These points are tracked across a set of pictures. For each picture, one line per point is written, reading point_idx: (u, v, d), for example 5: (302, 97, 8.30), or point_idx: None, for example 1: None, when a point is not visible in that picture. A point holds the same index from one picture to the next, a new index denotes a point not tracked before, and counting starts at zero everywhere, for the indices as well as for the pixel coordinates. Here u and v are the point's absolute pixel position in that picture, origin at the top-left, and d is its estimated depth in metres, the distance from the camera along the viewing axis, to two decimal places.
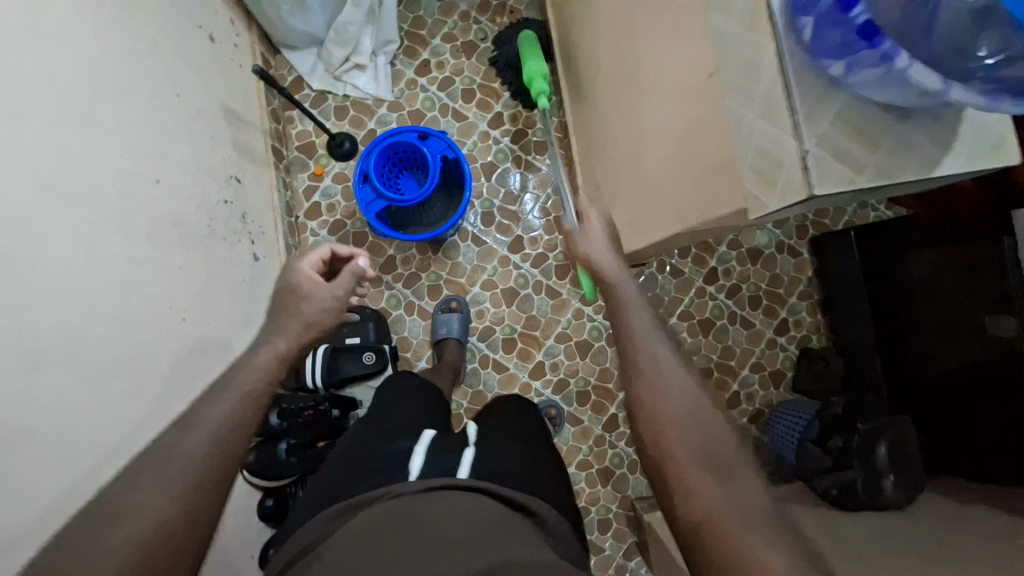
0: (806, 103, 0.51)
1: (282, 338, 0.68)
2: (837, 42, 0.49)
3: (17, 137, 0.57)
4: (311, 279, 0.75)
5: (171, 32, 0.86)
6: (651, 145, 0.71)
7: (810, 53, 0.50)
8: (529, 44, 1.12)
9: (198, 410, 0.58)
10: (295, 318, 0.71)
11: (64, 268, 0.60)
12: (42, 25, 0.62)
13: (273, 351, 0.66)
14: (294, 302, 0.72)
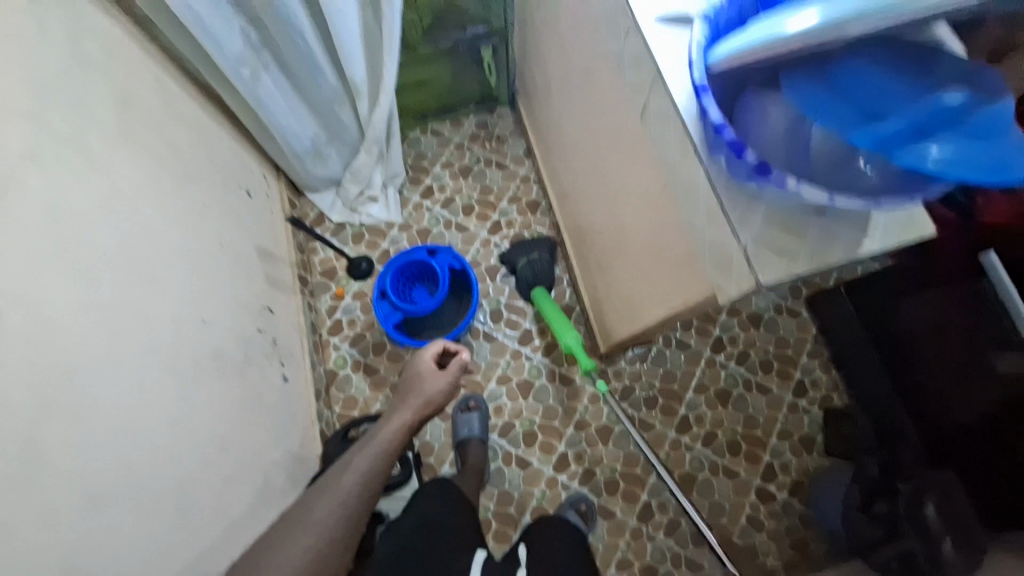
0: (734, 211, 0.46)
1: (404, 415, 0.91)
2: (736, 167, 0.45)
3: (96, 300, 0.66)
4: (428, 365, 0.99)
5: (219, 196, 1.03)
6: (630, 240, 0.81)
7: (721, 165, 0.46)
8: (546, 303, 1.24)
9: (300, 537, 0.75)
10: (418, 397, 0.94)
11: (128, 410, 0.67)
12: (123, 209, 0.75)
13: (394, 430, 0.88)
14: (418, 384, 0.97)
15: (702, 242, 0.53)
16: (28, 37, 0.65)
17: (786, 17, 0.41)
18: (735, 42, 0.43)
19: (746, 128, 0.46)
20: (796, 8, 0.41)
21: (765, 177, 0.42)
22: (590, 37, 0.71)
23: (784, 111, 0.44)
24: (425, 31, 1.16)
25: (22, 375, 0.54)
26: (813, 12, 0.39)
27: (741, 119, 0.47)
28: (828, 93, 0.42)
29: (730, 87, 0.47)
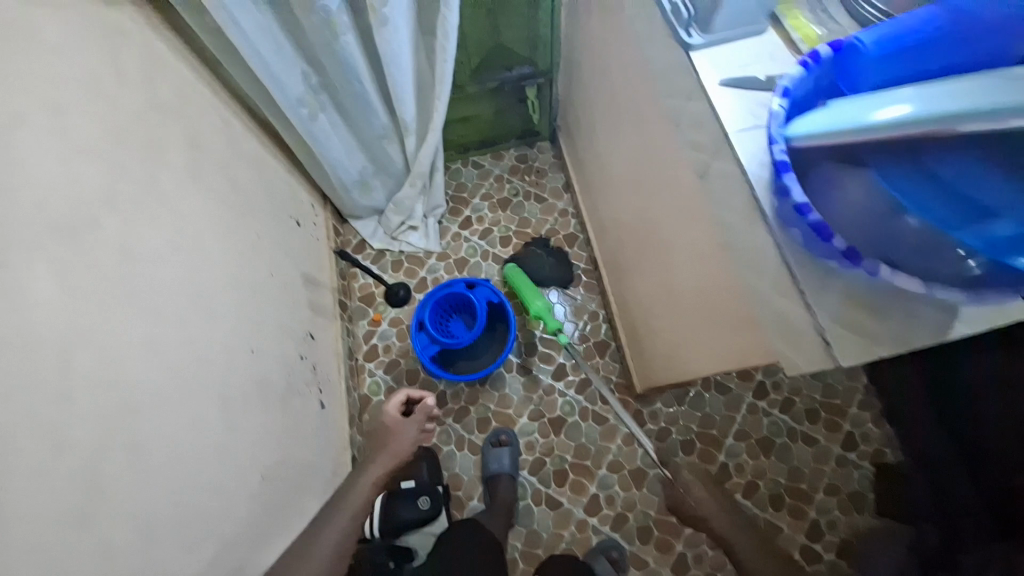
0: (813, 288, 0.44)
1: (377, 466, 0.93)
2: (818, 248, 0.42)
3: (158, 336, 0.69)
4: (394, 417, 1.03)
5: (271, 226, 1.07)
6: (680, 289, 0.79)
7: (799, 240, 0.43)
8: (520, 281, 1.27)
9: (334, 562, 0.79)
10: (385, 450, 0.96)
11: (181, 442, 0.69)
12: (187, 245, 0.78)
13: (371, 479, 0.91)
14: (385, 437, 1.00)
15: (766, 309, 0.52)
16: (115, 89, 0.69)
17: (875, 103, 0.39)
18: (815, 123, 0.41)
19: (821, 203, 0.43)
20: (884, 95, 0.39)
21: (854, 263, 0.40)
22: (643, 89, 0.72)
23: (868, 191, 0.41)
24: (473, 72, 1.19)
25: (90, 412, 0.56)
26: (906, 104, 0.37)
27: (817, 194, 0.43)
28: (921, 182, 0.40)
29: (805, 160, 0.44)
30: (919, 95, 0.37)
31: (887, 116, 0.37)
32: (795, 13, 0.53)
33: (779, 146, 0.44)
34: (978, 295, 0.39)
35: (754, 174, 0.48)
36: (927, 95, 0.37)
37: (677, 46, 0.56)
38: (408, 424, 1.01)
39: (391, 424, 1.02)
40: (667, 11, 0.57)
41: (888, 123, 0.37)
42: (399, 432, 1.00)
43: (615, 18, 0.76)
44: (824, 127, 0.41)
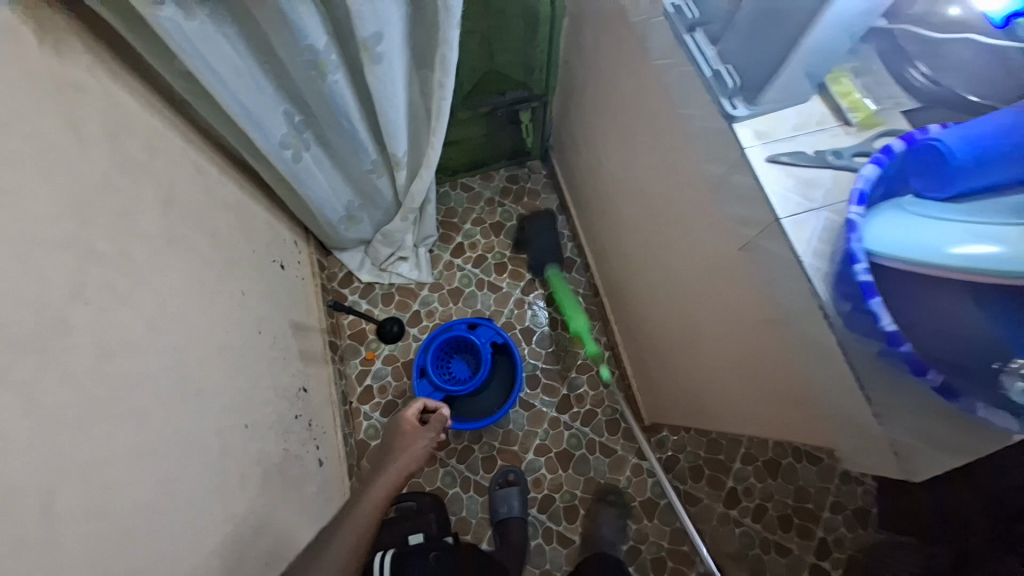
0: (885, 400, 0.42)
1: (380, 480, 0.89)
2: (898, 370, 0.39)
3: (148, 439, 0.61)
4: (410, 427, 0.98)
5: (254, 275, 0.98)
6: (704, 343, 0.75)
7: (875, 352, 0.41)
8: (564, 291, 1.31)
9: None
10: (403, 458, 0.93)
11: (180, 554, 0.62)
12: (169, 322, 0.70)
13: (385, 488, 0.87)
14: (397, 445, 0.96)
15: (823, 401, 0.49)
16: (76, 158, 0.60)
17: (961, 235, 0.36)
18: (901, 241, 0.38)
19: (904, 320, 0.38)
20: (975, 225, 0.37)
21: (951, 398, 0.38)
22: (662, 141, 0.67)
23: (967, 316, 0.37)
24: (465, 97, 1.12)
25: (77, 554, 0.49)
26: (1000, 246, 0.35)
27: (893, 306, 0.39)
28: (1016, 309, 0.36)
29: (885, 273, 0.39)
30: (1010, 236, 0.35)
31: (982, 258, 0.35)
32: (842, 77, 0.50)
33: (862, 265, 0.39)
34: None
35: (815, 275, 0.45)
36: (1016, 237, 0.35)
37: (718, 116, 0.52)
38: (422, 433, 0.96)
39: (407, 431, 0.97)
40: (708, 78, 0.53)
41: (986, 266, 0.35)
42: (412, 441, 0.96)
43: (628, 62, 0.71)
44: (915, 252, 0.37)
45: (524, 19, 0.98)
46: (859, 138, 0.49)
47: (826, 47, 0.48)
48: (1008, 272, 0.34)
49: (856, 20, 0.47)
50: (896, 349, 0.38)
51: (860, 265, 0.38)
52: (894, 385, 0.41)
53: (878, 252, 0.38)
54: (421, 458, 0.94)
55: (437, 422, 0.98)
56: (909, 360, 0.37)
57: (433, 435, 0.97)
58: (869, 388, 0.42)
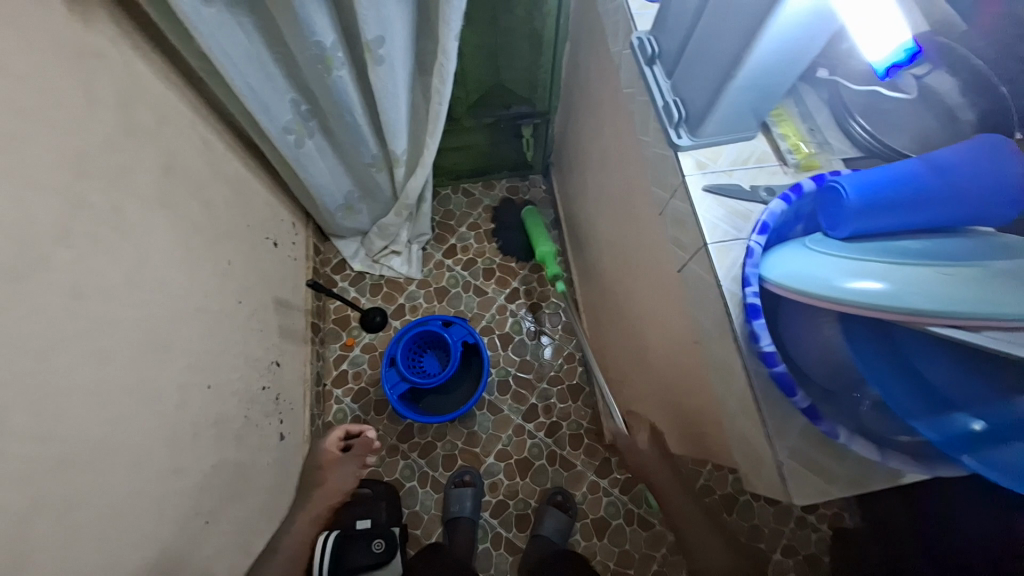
0: (775, 419, 0.44)
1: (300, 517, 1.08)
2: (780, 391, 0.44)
3: (106, 381, 0.65)
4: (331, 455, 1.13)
5: (245, 249, 1.04)
6: (653, 363, 0.77)
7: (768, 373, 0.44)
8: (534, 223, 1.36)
9: None
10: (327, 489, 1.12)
11: (120, 494, 0.65)
12: (148, 278, 0.75)
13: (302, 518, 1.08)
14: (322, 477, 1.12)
15: (731, 421, 0.51)
16: (85, 117, 0.66)
17: (847, 269, 0.39)
18: (789, 270, 0.42)
19: (794, 343, 0.45)
20: (863, 262, 0.39)
21: (816, 421, 0.41)
22: (628, 164, 0.71)
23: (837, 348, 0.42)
24: (470, 107, 1.17)
25: (19, 470, 0.52)
26: (881, 282, 0.36)
27: (786, 327, 0.45)
28: (881, 348, 0.41)
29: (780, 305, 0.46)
30: (892, 273, 0.37)
31: (855, 292, 0.37)
32: (785, 119, 0.56)
33: (752, 287, 0.45)
34: (936, 468, 0.39)
35: (729, 295, 0.47)
36: (897, 276, 0.37)
37: (666, 144, 0.56)
38: (344, 465, 1.14)
39: (329, 462, 1.13)
40: (659, 108, 0.57)
41: (860, 299, 0.36)
42: (334, 470, 1.13)
43: (608, 89, 0.76)
44: (796, 280, 0.41)
45: (530, 39, 1.03)
46: (796, 177, 0.53)
47: (763, 82, 0.49)
48: (879, 308, 0.35)
49: (792, 54, 0.46)
50: (771, 368, 0.42)
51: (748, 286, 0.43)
52: (784, 409, 0.44)
53: (768, 277, 0.43)
54: (340, 489, 1.13)
55: (359, 450, 1.14)
56: (779, 380, 0.41)
57: (357, 460, 1.15)
58: (764, 410, 0.44)
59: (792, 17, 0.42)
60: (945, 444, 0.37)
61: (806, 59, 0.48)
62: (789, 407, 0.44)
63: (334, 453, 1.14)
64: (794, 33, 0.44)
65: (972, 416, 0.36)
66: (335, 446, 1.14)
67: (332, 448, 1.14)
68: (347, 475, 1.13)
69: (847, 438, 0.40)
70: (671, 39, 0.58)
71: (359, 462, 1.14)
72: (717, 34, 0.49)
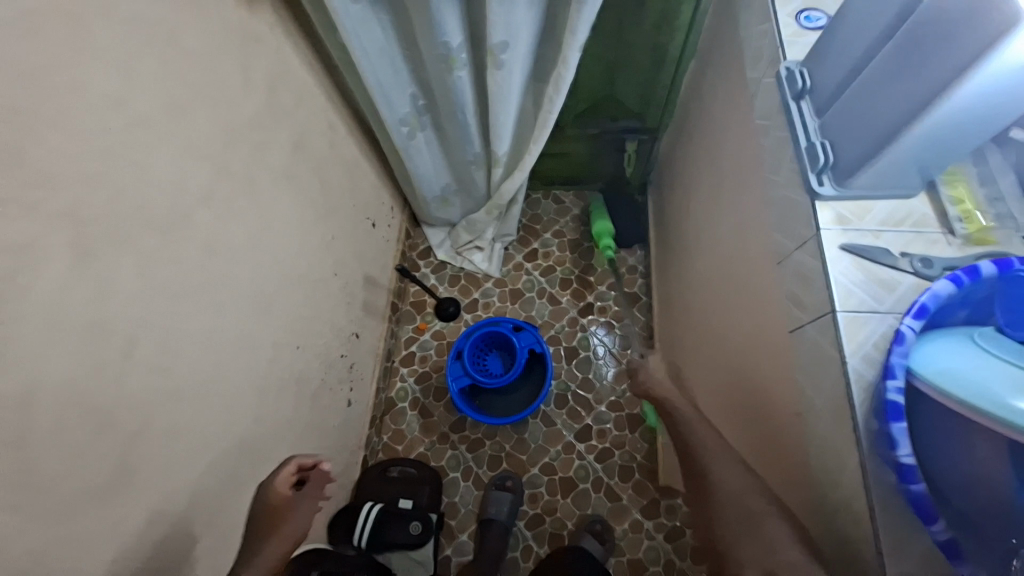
0: (890, 537, 0.38)
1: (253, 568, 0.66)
2: (904, 505, 0.38)
3: (217, 328, 0.72)
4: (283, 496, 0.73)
5: (348, 226, 1.11)
6: (737, 418, 0.70)
7: (892, 483, 0.39)
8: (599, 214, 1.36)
9: None
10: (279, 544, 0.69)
11: (211, 432, 0.72)
12: (265, 241, 0.82)
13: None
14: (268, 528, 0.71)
15: (826, 516, 0.45)
16: (239, 92, 0.74)
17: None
18: (945, 369, 0.37)
19: (931, 447, 0.40)
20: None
21: (954, 560, 0.36)
22: (746, 202, 0.65)
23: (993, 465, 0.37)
24: (577, 116, 1.15)
25: (138, 394, 0.60)
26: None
27: (925, 430, 0.40)
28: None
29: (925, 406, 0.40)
30: None
31: None
32: (958, 181, 0.48)
33: (896, 381, 0.38)
34: None
35: (856, 379, 0.42)
36: None
37: (802, 190, 0.50)
38: (302, 506, 0.73)
39: (278, 507, 0.73)
40: (801, 148, 0.51)
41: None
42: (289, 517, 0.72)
43: (736, 118, 0.70)
44: (955, 386, 0.35)
45: (653, 53, 0.99)
46: (961, 251, 0.45)
47: (947, 138, 0.42)
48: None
49: (995, 107, 0.39)
50: (907, 485, 0.36)
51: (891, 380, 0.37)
52: (904, 525, 0.38)
53: (920, 374, 0.37)
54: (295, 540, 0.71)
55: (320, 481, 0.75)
56: (915, 500, 0.36)
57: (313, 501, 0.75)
58: (879, 521, 0.39)
59: (1014, 60, 0.36)
60: None
61: (1008, 117, 0.41)
62: (910, 523, 0.38)
63: (282, 495, 0.74)
64: (1007, 80, 0.37)
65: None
66: (284, 484, 0.75)
67: (281, 489, 0.74)
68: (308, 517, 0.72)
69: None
70: (830, 73, 0.52)
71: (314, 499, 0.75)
72: (898, 73, 0.42)
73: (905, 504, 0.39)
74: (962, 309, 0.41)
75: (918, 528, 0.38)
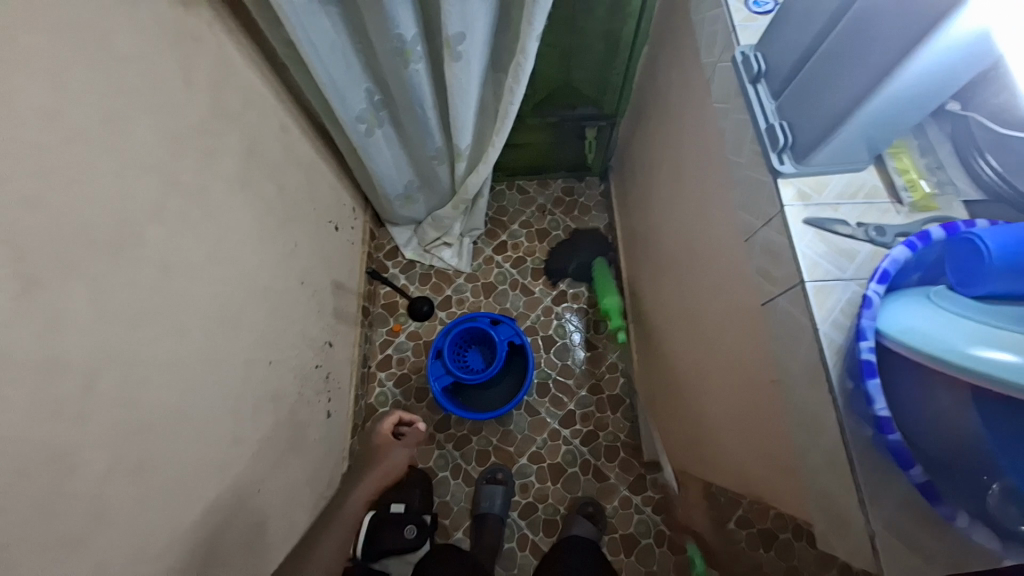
0: (872, 487, 0.42)
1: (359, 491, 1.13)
2: (886, 456, 0.41)
3: (182, 352, 0.68)
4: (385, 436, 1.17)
5: (310, 233, 1.07)
6: (714, 391, 0.74)
7: (870, 437, 0.42)
8: (602, 272, 1.34)
9: None
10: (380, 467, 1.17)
11: (186, 461, 0.68)
12: (225, 254, 0.78)
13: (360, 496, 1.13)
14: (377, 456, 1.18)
15: (808, 475, 0.48)
16: (181, 98, 0.69)
17: (980, 336, 0.37)
18: (910, 327, 0.40)
19: (902, 406, 0.44)
20: (998, 330, 0.37)
21: (933, 502, 0.39)
22: (709, 183, 0.67)
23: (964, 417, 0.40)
24: (536, 105, 1.15)
25: (102, 432, 0.56)
26: (1017, 355, 0.34)
27: (895, 385, 0.45)
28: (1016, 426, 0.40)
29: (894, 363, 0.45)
30: None
31: (992, 364, 0.35)
32: (902, 154, 0.52)
33: (867, 342, 0.41)
34: None
35: (829, 345, 0.44)
36: None
37: (765, 169, 0.52)
38: (397, 448, 1.18)
39: (382, 443, 1.17)
40: (762, 130, 0.53)
41: (996, 371, 0.34)
42: (388, 453, 1.17)
43: (694, 100, 0.72)
44: (919, 341, 0.39)
45: (607, 39, 1.00)
46: (909, 218, 0.48)
47: (894, 113, 0.45)
48: (1017, 383, 0.33)
49: (939, 81, 0.42)
50: (884, 435, 0.40)
51: (864, 341, 0.40)
52: (882, 472, 0.42)
53: (888, 334, 0.41)
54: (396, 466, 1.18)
55: (414, 437, 1.18)
56: (894, 449, 0.39)
57: (407, 447, 1.18)
58: (859, 473, 0.42)
59: (959, 34, 0.38)
60: None
61: (946, 93, 0.44)
62: (888, 469, 0.41)
63: (388, 435, 1.18)
64: (951, 55, 0.40)
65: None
66: (389, 429, 1.18)
67: (385, 429, 1.17)
68: (403, 455, 1.18)
69: (968, 525, 0.38)
70: (782, 58, 0.54)
71: (411, 445, 1.17)
72: (850, 53, 0.44)
73: (882, 454, 0.42)
74: (917, 272, 0.45)
75: (895, 475, 0.41)
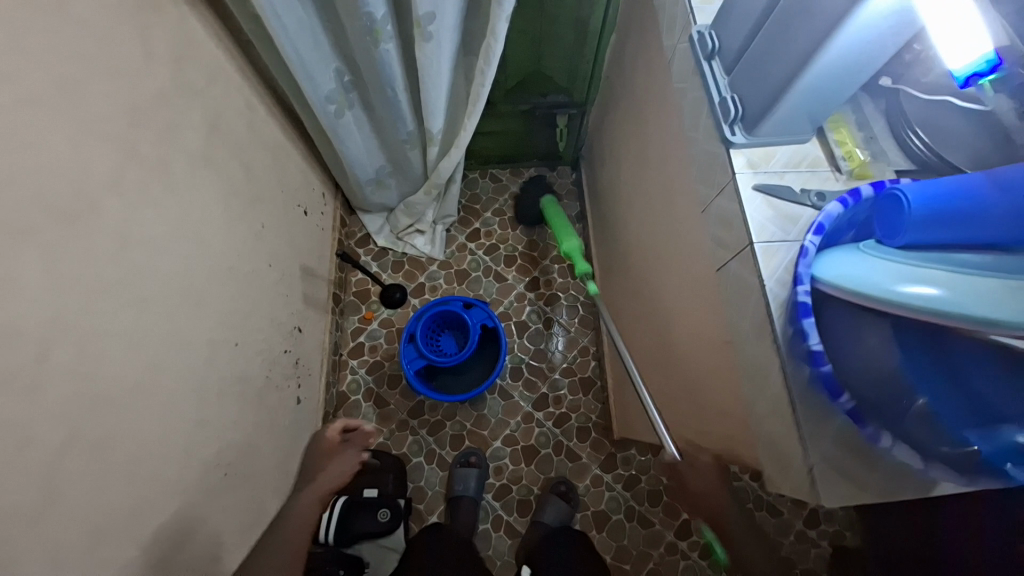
0: (811, 425, 0.45)
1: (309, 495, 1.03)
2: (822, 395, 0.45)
3: (143, 329, 0.66)
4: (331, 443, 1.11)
5: (278, 216, 1.05)
6: (676, 360, 0.77)
7: (809, 378, 0.45)
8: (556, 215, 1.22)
9: None
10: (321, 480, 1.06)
11: (147, 440, 0.67)
12: (187, 231, 0.76)
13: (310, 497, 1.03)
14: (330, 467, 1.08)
15: (758, 423, 0.51)
16: (140, 67, 0.67)
17: (903, 275, 0.42)
18: (844, 273, 0.44)
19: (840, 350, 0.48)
20: (920, 268, 0.42)
21: (859, 425, 0.42)
22: (671, 161, 0.70)
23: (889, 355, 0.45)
24: (508, 91, 1.17)
25: (54, 406, 0.54)
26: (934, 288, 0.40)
27: (831, 331, 0.49)
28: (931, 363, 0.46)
29: (830, 315, 0.49)
30: (946, 280, 0.40)
31: (915, 296, 0.40)
32: (841, 126, 0.56)
33: (804, 286, 0.45)
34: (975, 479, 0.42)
35: (774, 298, 0.48)
36: (950, 282, 0.40)
37: (718, 140, 0.56)
38: (347, 452, 1.11)
39: (330, 449, 1.11)
40: (714, 103, 0.57)
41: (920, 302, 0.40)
42: (337, 457, 1.10)
43: (656, 83, 0.75)
44: (853, 283, 0.43)
45: (576, 27, 1.03)
46: (846, 185, 0.53)
47: (830, 84, 0.49)
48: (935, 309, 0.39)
49: (868, 53, 0.46)
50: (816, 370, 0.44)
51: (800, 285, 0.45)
52: (820, 411, 0.45)
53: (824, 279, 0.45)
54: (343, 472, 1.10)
55: (359, 441, 1.13)
56: (825, 380, 0.43)
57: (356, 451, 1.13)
58: (800, 413, 0.45)
59: (880, 9, 0.42)
60: (991, 456, 0.41)
61: (872, 69, 0.48)
62: (824, 409, 0.45)
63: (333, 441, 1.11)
64: (876, 28, 0.43)
65: (1021, 431, 0.41)
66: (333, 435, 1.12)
67: (330, 436, 1.11)
68: (351, 462, 1.11)
69: (892, 445, 0.41)
70: (734, 36, 0.58)
71: (356, 451, 1.12)
72: (791, 27, 0.48)
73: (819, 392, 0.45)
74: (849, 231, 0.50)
75: (833, 415, 0.45)
